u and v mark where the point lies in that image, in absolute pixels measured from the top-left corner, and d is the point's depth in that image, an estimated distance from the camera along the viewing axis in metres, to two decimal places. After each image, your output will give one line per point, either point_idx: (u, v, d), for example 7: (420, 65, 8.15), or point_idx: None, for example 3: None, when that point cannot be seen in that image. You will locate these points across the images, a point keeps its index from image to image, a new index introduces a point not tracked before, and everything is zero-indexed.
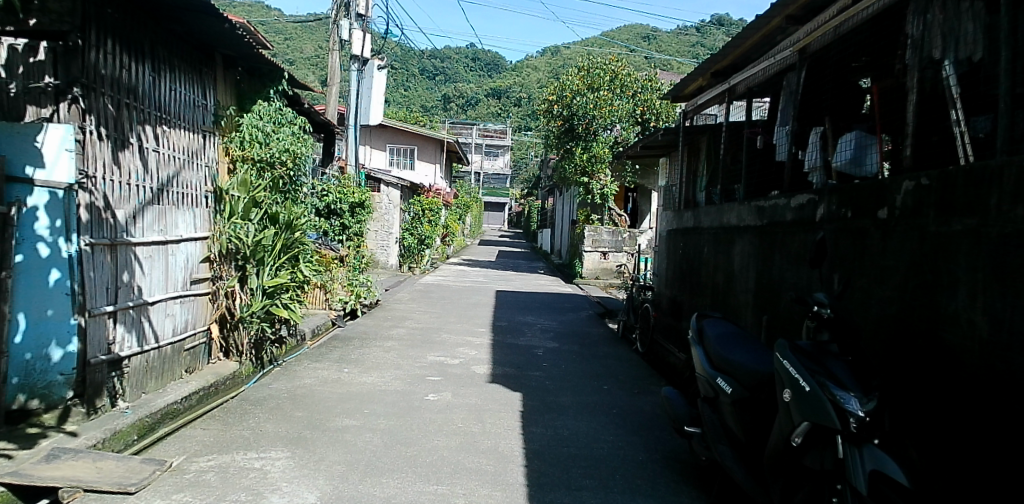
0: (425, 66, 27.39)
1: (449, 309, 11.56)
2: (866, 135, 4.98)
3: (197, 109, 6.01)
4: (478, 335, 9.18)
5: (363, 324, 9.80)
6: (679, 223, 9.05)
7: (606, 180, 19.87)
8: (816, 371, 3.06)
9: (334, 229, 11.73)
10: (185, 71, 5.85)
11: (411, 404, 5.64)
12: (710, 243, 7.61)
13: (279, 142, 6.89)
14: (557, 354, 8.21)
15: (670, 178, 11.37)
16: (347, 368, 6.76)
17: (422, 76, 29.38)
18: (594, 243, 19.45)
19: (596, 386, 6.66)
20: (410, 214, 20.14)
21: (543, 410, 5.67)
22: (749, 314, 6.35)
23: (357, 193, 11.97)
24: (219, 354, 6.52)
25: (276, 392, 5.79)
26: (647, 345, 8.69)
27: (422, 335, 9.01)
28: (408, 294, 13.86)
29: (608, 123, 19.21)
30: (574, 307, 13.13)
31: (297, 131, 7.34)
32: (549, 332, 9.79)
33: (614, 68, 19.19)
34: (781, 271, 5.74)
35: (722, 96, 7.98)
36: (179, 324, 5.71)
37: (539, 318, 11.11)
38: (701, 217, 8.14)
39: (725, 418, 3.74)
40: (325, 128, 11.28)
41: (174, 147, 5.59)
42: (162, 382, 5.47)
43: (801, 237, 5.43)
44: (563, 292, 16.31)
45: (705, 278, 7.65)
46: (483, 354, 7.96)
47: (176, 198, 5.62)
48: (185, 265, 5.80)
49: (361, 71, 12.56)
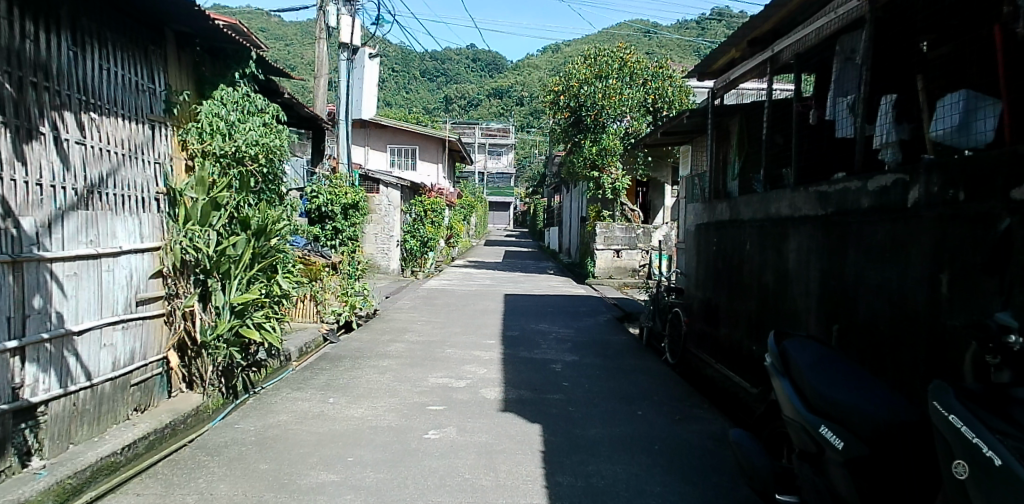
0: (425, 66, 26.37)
1: (454, 318, 10.50)
2: (979, 95, 3.96)
3: (140, 94, 4.95)
4: (486, 349, 8.12)
5: (358, 339, 8.75)
6: (711, 215, 7.98)
7: (616, 174, 18.59)
8: (1007, 433, 1.99)
9: (325, 234, 10.70)
10: (124, 47, 4.79)
11: (406, 446, 4.59)
12: (753, 237, 6.57)
13: (247, 134, 5.86)
14: (579, 370, 7.13)
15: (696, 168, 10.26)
16: (332, 398, 5.71)
17: (422, 76, 28.17)
18: (606, 240, 18.34)
19: (628, 412, 5.58)
20: (411, 215, 19.10)
21: (570, 449, 4.61)
22: (811, 321, 5.32)
23: (352, 194, 10.63)
24: (180, 385, 5.50)
25: (242, 436, 4.75)
26: (679, 357, 7.66)
27: (423, 351, 7.94)
28: (409, 301, 12.80)
29: (619, 114, 18.13)
30: (590, 311, 12.07)
31: (269, 120, 6.28)
32: (566, 342, 8.71)
33: (622, 55, 18.23)
34: (858, 270, 4.69)
35: (763, 68, 6.88)
36: (121, 355, 4.68)
37: (553, 326, 10.03)
38: (740, 208, 7.07)
39: (836, 481, 2.71)
40: (310, 122, 10.21)
41: (108, 139, 4.53)
42: (98, 429, 4.44)
43: (883, 228, 4.40)
44: (576, 294, 15.23)
45: (749, 278, 6.62)
46: (493, 372, 6.89)
47: (112, 201, 4.57)
48: (129, 282, 4.76)
49: (353, 59, 11.34)
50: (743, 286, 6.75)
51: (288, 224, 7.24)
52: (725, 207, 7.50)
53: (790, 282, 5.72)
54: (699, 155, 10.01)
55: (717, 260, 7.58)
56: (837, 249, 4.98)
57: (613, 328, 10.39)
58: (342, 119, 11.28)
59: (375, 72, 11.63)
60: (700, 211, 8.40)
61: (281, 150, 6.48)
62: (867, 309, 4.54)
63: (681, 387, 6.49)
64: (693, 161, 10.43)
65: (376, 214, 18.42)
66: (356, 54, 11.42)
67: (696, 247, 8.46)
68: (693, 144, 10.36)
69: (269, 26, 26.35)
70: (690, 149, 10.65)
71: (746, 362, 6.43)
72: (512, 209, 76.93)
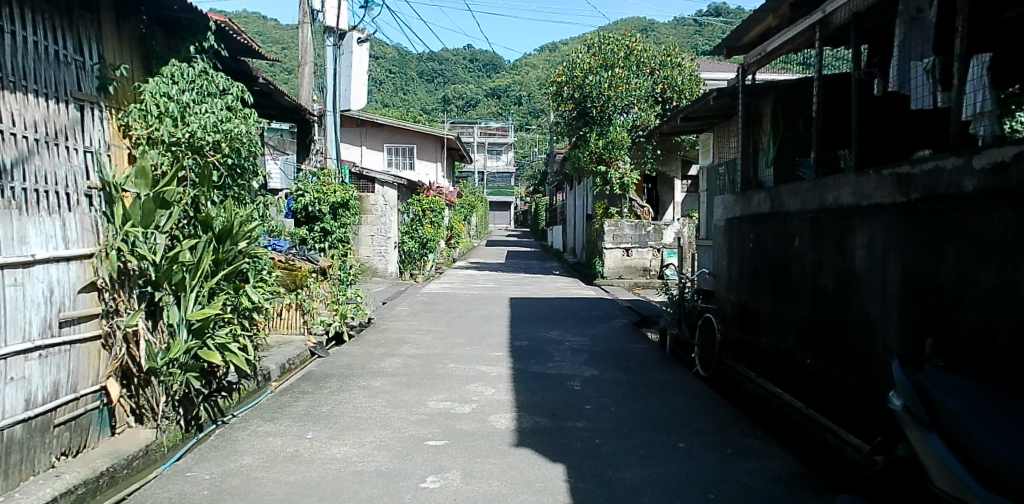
0: (423, 69, 25.60)
1: (457, 327, 9.53)
2: None
3: (62, 67, 4.00)
4: (493, 363, 7.17)
5: (349, 353, 7.78)
6: (745, 208, 7.04)
7: (624, 168, 17.44)
8: None
9: (313, 236, 9.74)
10: (40, 6, 3.84)
11: (395, 500, 3.62)
12: (803, 233, 5.65)
13: (204, 117, 4.89)
14: (602, 389, 6.15)
15: (720, 157, 9.30)
16: (311, 432, 4.74)
17: (422, 79, 27.20)
18: (615, 238, 17.36)
19: (667, 446, 4.61)
20: (409, 216, 18.14)
21: (606, 501, 3.63)
22: (888, 332, 4.39)
23: (342, 191, 9.71)
24: (128, 419, 4.56)
25: (191, 490, 3.80)
26: (712, 370, 6.74)
27: (422, 367, 6.97)
28: (407, 307, 11.82)
29: (626, 105, 17.15)
30: (603, 315, 11.11)
31: (233, 103, 5.33)
32: (583, 353, 7.73)
33: (629, 43, 17.28)
34: (957, 270, 3.76)
35: (809, 34, 5.93)
36: (38, 390, 3.72)
37: (566, 334, 9.06)
38: (782, 198, 6.12)
39: None
40: (293, 111, 9.30)
41: (15, 119, 3.58)
42: (7, 484, 3.48)
43: (995, 217, 3.48)
44: (586, 296, 14.27)
45: (800, 280, 5.69)
46: (502, 393, 5.93)
47: (20, 196, 3.62)
48: (48, 298, 3.80)
49: (339, 45, 10.46)
50: (793, 289, 5.82)
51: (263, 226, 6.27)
52: (762, 198, 6.57)
53: (857, 284, 4.80)
54: (726, 143, 9.05)
55: (755, 259, 6.67)
56: (923, 244, 4.06)
57: (631, 334, 9.43)
58: (328, 109, 10.32)
59: (365, 59, 10.66)
60: (730, 203, 7.47)
61: (249, 138, 5.53)
62: (977, 318, 3.61)
63: (723, 411, 5.52)
64: (717, 149, 9.47)
65: (371, 215, 17.07)
66: (343, 40, 10.47)
67: (726, 244, 7.53)
68: (717, 131, 9.40)
69: (265, 29, 25.43)
70: (712, 136, 9.69)
71: (802, 378, 5.50)
72: (513, 209, 75.90)
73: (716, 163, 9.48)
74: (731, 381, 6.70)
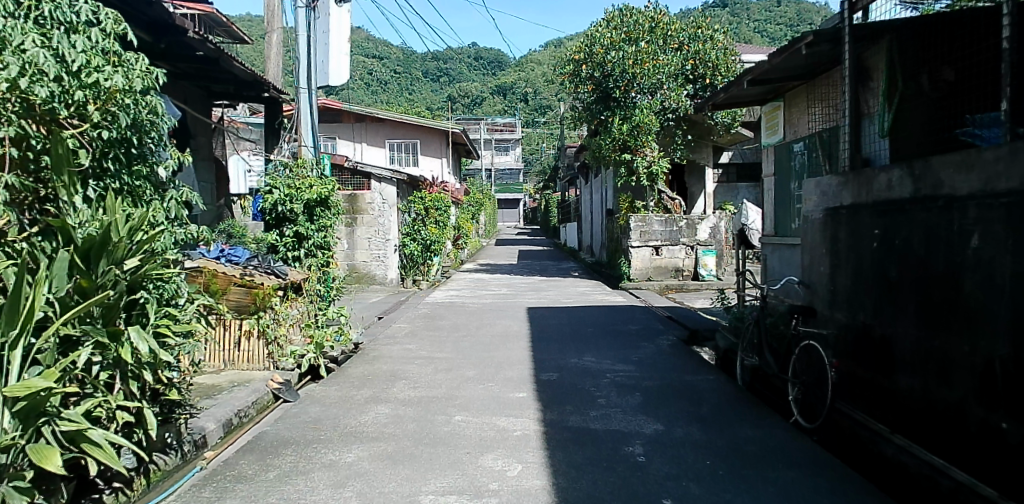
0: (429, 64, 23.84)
1: (467, 352, 7.60)
2: None
3: None
4: (515, 414, 5.23)
5: (324, 397, 5.87)
6: (863, 193, 5.11)
7: (653, 155, 15.34)
8: None
9: (284, 242, 7.80)
10: None
11: None
12: (990, 226, 3.70)
13: (28, 52, 3.01)
14: (678, 460, 4.22)
15: (798, 132, 7.34)
16: None
17: (428, 79, 25.37)
18: (642, 236, 15.43)
19: None
20: (410, 215, 16.30)
21: None
22: None
23: (321, 187, 7.85)
24: None
25: None
26: (822, 421, 4.83)
27: (420, 421, 5.05)
28: (406, 324, 9.90)
29: (654, 83, 15.14)
30: (643, 330, 9.16)
31: (100, 44, 3.47)
32: (635, 395, 5.79)
33: (653, 14, 15.32)
34: None
35: None
36: None
37: (606, 361, 7.10)
38: (941, 175, 4.16)
39: None
40: (255, 85, 7.60)
41: None
42: None
43: None
44: (616, 303, 12.34)
45: (984, 298, 3.74)
46: (533, 473, 4.00)
47: None
48: None
49: (314, 7, 8.48)
50: (968, 311, 3.87)
51: (193, 237, 4.38)
52: (899, 178, 4.64)
53: None
54: (809, 113, 7.09)
55: (888, 266, 4.74)
56: None
57: (687, 358, 7.46)
58: (303, 87, 8.45)
59: (346, 23, 8.64)
60: (835, 187, 5.53)
61: (149, 101, 3.75)
62: None
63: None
64: (791, 121, 7.51)
65: (367, 215, 15.19)
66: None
67: (829, 243, 5.59)
68: (792, 98, 7.45)
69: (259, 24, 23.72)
70: (781, 106, 7.75)
71: (1005, 456, 3.54)
72: (523, 207, 73.77)
73: (792, 138, 7.50)
74: (851, 437, 4.78)
